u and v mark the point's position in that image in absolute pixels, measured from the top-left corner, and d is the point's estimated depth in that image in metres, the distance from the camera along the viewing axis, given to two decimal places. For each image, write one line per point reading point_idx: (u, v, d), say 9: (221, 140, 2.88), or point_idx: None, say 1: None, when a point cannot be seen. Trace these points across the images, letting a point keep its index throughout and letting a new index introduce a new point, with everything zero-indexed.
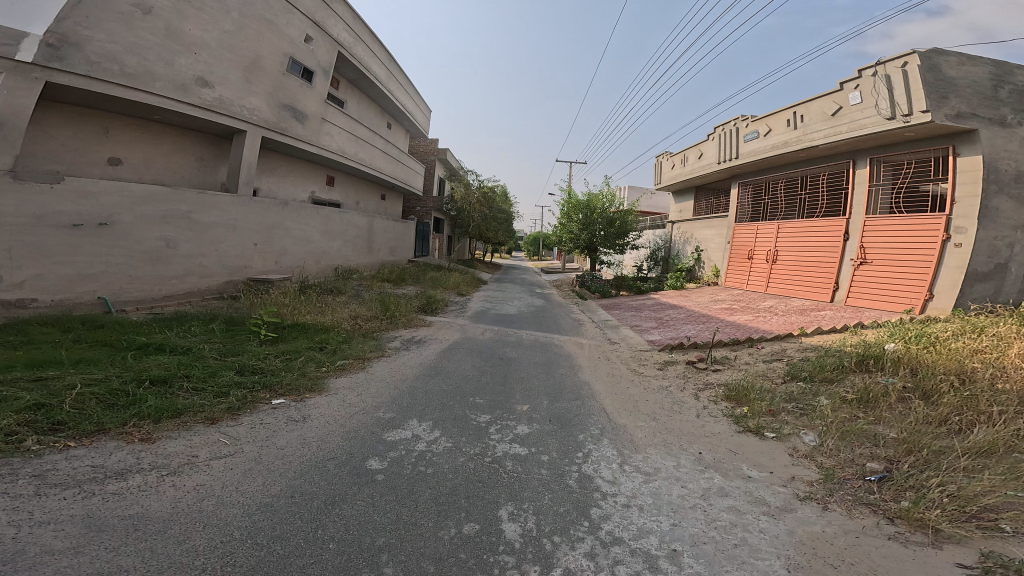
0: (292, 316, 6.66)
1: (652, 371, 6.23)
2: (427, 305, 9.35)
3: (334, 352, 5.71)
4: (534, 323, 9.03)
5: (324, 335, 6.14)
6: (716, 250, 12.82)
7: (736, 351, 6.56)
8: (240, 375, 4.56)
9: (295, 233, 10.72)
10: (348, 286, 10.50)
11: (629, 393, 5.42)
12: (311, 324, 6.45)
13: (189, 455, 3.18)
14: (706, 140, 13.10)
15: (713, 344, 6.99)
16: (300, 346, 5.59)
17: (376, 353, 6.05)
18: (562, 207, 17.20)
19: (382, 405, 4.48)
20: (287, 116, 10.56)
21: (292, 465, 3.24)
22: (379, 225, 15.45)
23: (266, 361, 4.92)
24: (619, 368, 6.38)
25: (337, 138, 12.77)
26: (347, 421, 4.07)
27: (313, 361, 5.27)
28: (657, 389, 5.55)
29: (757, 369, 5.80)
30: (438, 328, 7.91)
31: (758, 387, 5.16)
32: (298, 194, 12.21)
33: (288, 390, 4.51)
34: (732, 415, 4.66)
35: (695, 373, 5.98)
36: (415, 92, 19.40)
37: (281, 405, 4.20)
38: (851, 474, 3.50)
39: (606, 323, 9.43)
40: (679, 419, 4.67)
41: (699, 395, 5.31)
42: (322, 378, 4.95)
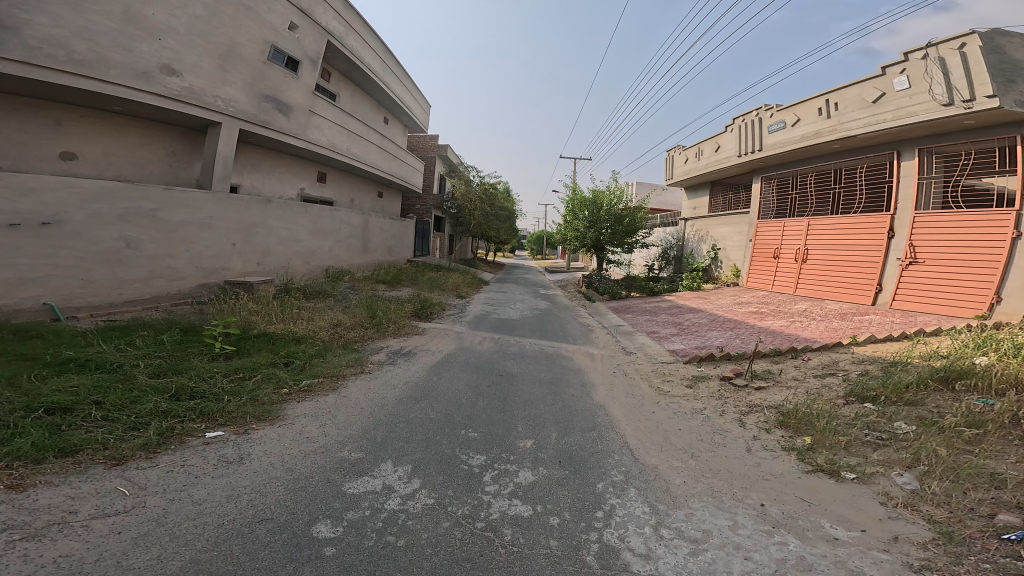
0: (260, 324, 5.79)
1: (680, 390, 5.27)
2: (422, 309, 8.44)
3: (300, 370, 4.82)
4: (538, 330, 8.11)
5: (293, 348, 5.28)
6: (736, 248, 11.80)
7: (780, 364, 5.60)
8: (174, 400, 3.71)
9: (279, 232, 9.83)
10: (338, 289, 9.63)
11: (657, 420, 4.48)
12: (280, 333, 5.59)
13: (63, 512, 2.36)
14: (724, 132, 12.09)
15: (749, 356, 6.01)
16: (259, 363, 4.70)
17: (354, 370, 5.14)
18: (567, 204, 16.23)
19: (350, 442, 3.59)
20: (269, 108, 9.70)
21: (204, 531, 2.37)
22: (375, 224, 14.57)
23: (209, 383, 4.03)
24: (639, 387, 5.44)
25: (326, 134, 11.91)
26: (299, 464, 3.18)
27: (271, 382, 4.38)
28: (689, 414, 4.61)
29: (813, 388, 4.83)
30: (432, 337, 7.01)
31: (817, 411, 4.21)
32: (284, 192, 11.40)
33: (230, 420, 3.63)
34: (794, 451, 3.72)
35: (733, 393, 5.03)
36: (413, 86, 18.50)
37: (216, 440, 3.34)
38: (976, 532, 2.53)
39: (620, 329, 8.47)
40: (723, 456, 3.74)
41: (746, 422, 4.36)
42: (278, 403, 4.08)
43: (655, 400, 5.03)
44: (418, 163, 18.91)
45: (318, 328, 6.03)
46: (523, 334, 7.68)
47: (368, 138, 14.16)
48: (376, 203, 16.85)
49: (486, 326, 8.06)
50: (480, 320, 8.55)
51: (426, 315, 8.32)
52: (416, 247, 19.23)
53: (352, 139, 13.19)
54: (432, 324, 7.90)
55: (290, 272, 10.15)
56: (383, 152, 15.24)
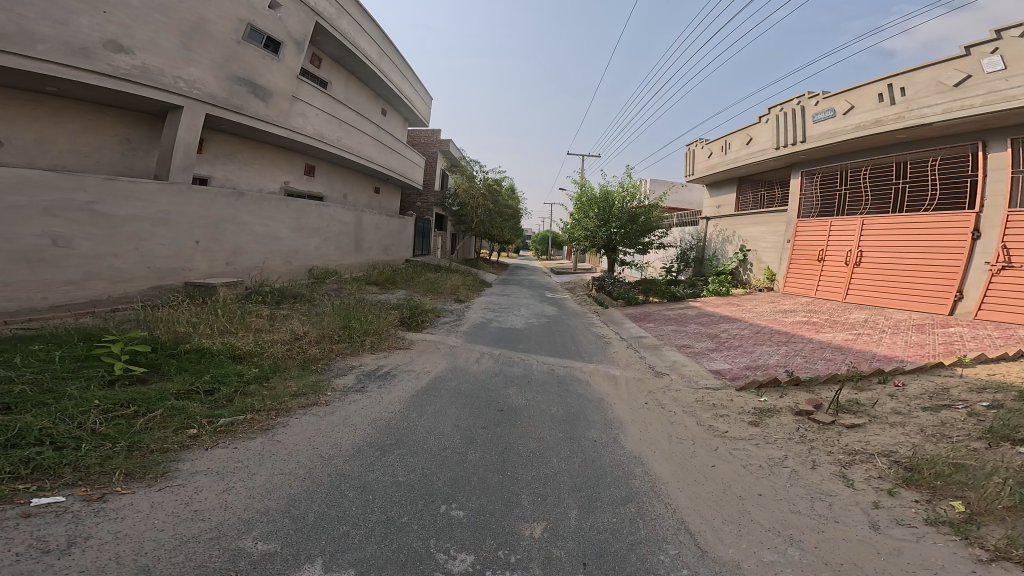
0: (195, 338, 4.57)
1: (743, 432, 3.99)
2: (410, 318, 7.18)
3: (224, 402, 3.62)
4: (545, 342, 6.89)
5: (230, 368, 4.12)
6: (768, 250, 10.56)
7: (867, 391, 4.36)
8: (8, 442, 2.58)
9: (253, 228, 8.44)
10: (320, 292, 8.44)
11: (724, 481, 3.21)
12: (217, 348, 4.45)
13: None
14: (758, 123, 10.77)
15: (825, 384, 4.69)
16: (168, 392, 3.50)
17: (305, 403, 3.90)
18: (575, 201, 14.98)
19: (270, 521, 2.41)
20: (243, 92, 8.44)
21: None
22: (371, 222, 13.34)
23: (73, 423, 2.85)
24: (686, 427, 4.15)
25: (313, 123, 10.54)
26: (166, 559, 2.02)
27: (174, 421, 3.19)
28: (762, 468, 3.37)
29: (930, 426, 3.60)
30: (421, 353, 5.76)
31: (957, 462, 3.00)
32: (268, 185, 10.19)
33: (84, 478, 2.50)
34: (946, 521, 2.54)
35: (816, 433, 3.81)
36: (413, 77, 17.30)
37: (42, 511, 2.20)
38: None
39: (645, 342, 7.17)
40: (838, 537, 2.51)
41: (853, 479, 3.11)
42: (173, 452, 2.91)
43: (712, 449, 3.74)
44: (419, 158, 17.71)
45: (267, 342, 4.81)
46: (530, 348, 6.43)
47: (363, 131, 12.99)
48: (374, 200, 15.66)
49: (487, 338, 6.81)
50: (479, 330, 7.30)
51: (417, 326, 7.06)
52: (415, 245, 18.03)
53: (346, 131, 11.97)
54: (423, 335, 6.65)
55: (271, 272, 8.96)
56: (380, 146, 14.05)
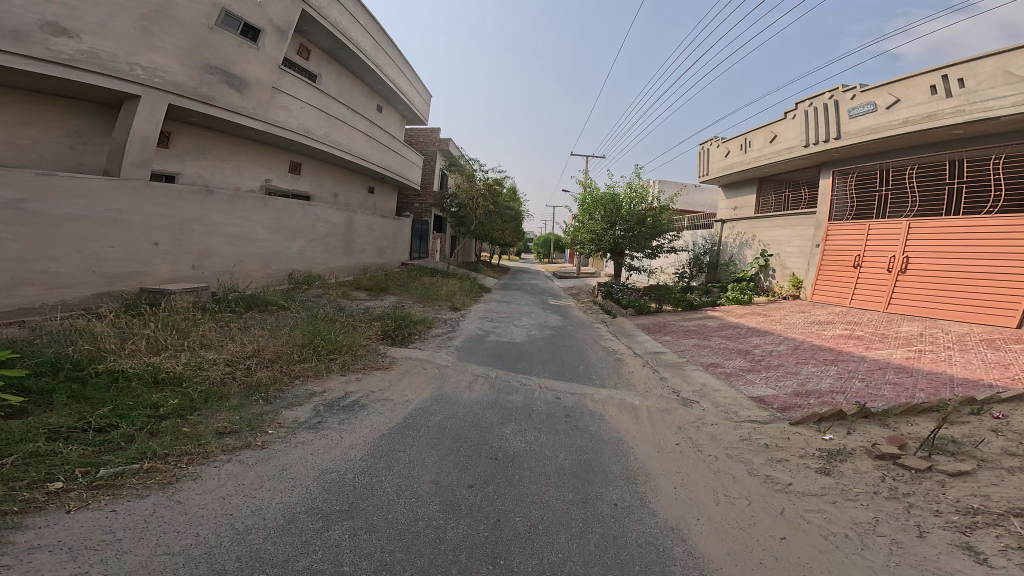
0: (113, 356, 3.71)
1: (812, 485, 3.08)
2: (395, 331, 6.25)
3: (119, 445, 2.77)
4: (550, 360, 6.01)
5: (141, 399, 3.25)
6: (795, 255, 9.73)
7: (958, 426, 3.50)
8: None
9: (225, 228, 7.54)
10: (299, 298, 7.58)
11: (802, 563, 2.31)
12: (134, 370, 3.59)
13: None
14: (782, 119, 9.93)
15: (905, 417, 3.79)
16: (39, 430, 2.66)
17: (233, 445, 3.02)
18: (579, 203, 14.08)
19: None
20: (216, 81, 7.56)
21: None
22: (365, 224, 12.44)
23: None
24: (735, 480, 3.24)
25: (303, 117, 9.76)
26: None
27: (30, 471, 2.35)
28: (847, 538, 2.48)
29: None
30: (405, 376, 4.87)
31: None
32: (249, 184, 9.33)
33: None
34: None
35: (909, 483, 2.96)
36: (412, 73, 16.46)
37: None
38: None
39: (664, 360, 6.25)
40: None
41: (986, 553, 2.22)
42: (10, 516, 2.07)
43: (775, 513, 2.81)
44: (417, 157, 16.82)
45: (202, 364, 3.92)
46: (532, 369, 5.50)
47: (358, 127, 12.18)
48: (372, 201, 14.80)
49: (483, 356, 5.87)
50: (475, 346, 6.38)
51: (404, 342, 6.09)
52: (412, 248, 17.15)
53: (338, 127, 11.08)
54: (410, 351, 5.73)
55: (250, 276, 8.11)
56: (375, 144, 13.15)
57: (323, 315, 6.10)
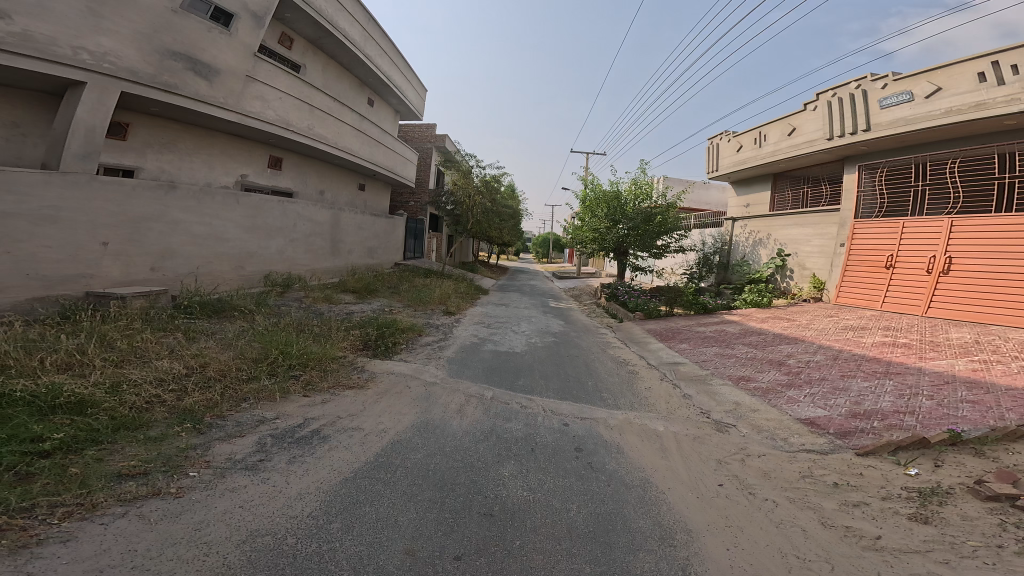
0: (5, 376, 2.94)
1: (909, 539, 2.39)
2: (378, 340, 5.45)
3: None
4: (555, 374, 5.24)
5: (16, 432, 2.45)
6: (816, 255, 9.02)
7: None
8: None
9: (191, 228, 6.77)
10: (274, 303, 6.81)
11: None
12: (23, 391, 2.82)
13: None
14: (801, 111, 9.22)
15: (1006, 445, 3.14)
16: None
17: (134, 493, 2.27)
18: (582, 200, 13.31)
19: None
20: (179, 69, 6.75)
21: None
22: (354, 223, 11.63)
23: None
24: (807, 536, 2.51)
25: (284, 109, 8.94)
26: None
27: None
28: None
29: None
30: (385, 397, 4.10)
31: None
32: (223, 181, 8.51)
33: None
34: None
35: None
36: (406, 66, 15.59)
37: None
38: None
39: (684, 372, 5.52)
40: None
41: None
42: None
43: None
44: (411, 154, 15.97)
45: (120, 386, 3.16)
46: (534, 388, 4.70)
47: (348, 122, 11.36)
48: (365, 200, 13.99)
49: (478, 372, 5.08)
50: (469, 357, 5.59)
51: (389, 352, 5.26)
52: (407, 247, 16.34)
53: (322, 120, 10.22)
54: (395, 364, 4.94)
55: (222, 279, 7.36)
56: (364, 139, 12.27)
57: (295, 323, 5.33)
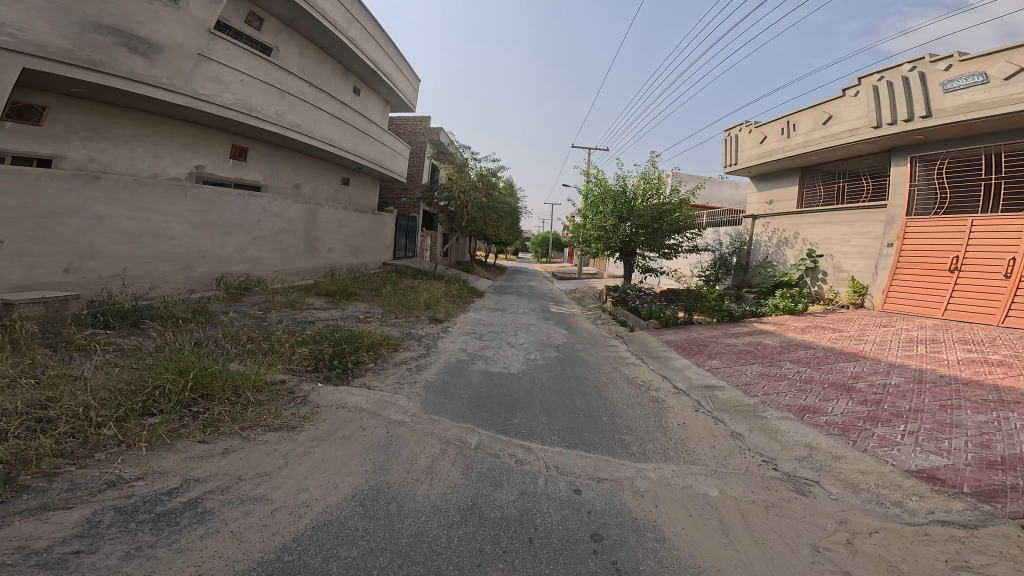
0: None
1: None
2: (333, 361, 4.26)
3: None
4: (557, 406, 4.06)
5: None
6: (855, 256, 7.90)
7: None
8: None
9: (125, 227, 5.61)
10: (219, 310, 5.66)
11: None
12: None
13: None
14: (839, 96, 8.14)
15: None
16: None
17: None
18: (585, 198, 12.15)
19: None
20: (110, 45, 5.51)
21: None
22: (335, 218, 10.14)
23: None
24: None
25: (252, 94, 7.63)
26: None
27: None
28: None
29: None
30: (326, 447, 2.93)
31: None
32: (174, 172, 7.11)
33: None
34: None
35: None
36: (397, 54, 13.43)
37: None
38: None
39: (725, 402, 4.42)
40: None
41: None
42: None
43: None
44: (405, 148, 14.43)
45: None
46: (534, 432, 3.51)
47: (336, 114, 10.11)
48: (352, 195, 12.42)
49: (461, 405, 3.89)
50: (452, 382, 4.41)
51: (349, 377, 4.09)
52: (400, 246, 15.14)
53: (295, 106, 8.71)
54: (352, 393, 3.78)
55: (171, 283, 6.24)
56: (348, 128, 10.72)
57: (226, 343, 4.19)
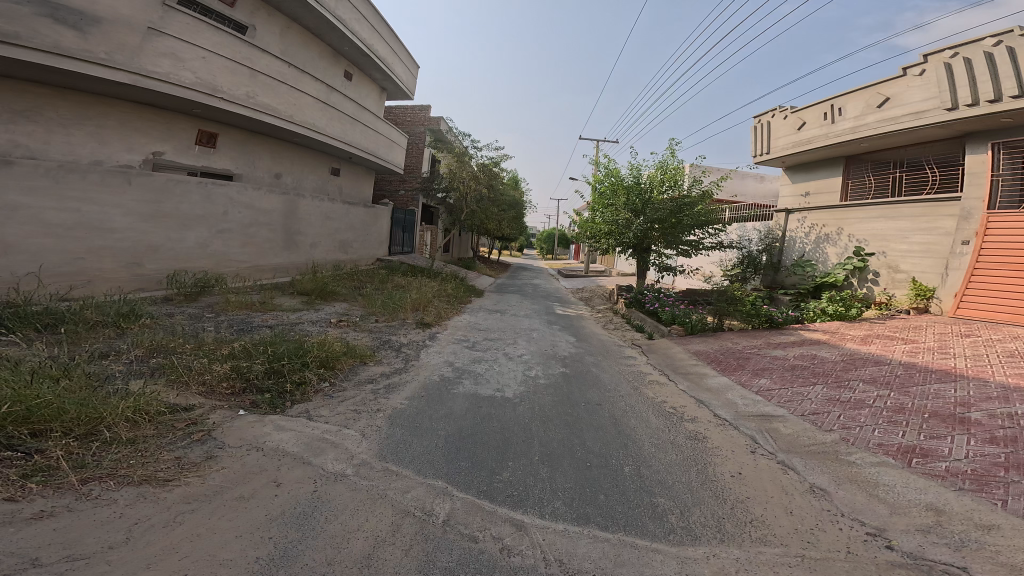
0: None
1: None
2: (269, 384, 3.29)
3: None
4: (563, 451, 3.01)
5: None
6: (919, 253, 6.70)
7: None
8: None
9: (48, 221, 4.73)
10: (159, 313, 4.73)
11: None
12: None
13: None
14: (899, 75, 6.98)
15: None
16: None
17: None
18: (594, 189, 11.02)
19: None
20: (27, 11, 4.62)
21: None
22: (320, 211, 9.19)
23: None
24: None
25: (219, 75, 6.69)
26: None
27: None
28: None
29: None
30: (203, 515, 2.01)
31: None
32: (124, 160, 6.23)
33: None
34: None
35: None
36: (393, 37, 12.45)
37: None
38: None
39: (793, 443, 3.36)
40: None
41: None
42: None
43: None
44: (402, 138, 13.46)
45: None
46: (530, 497, 2.46)
47: (322, 100, 9.16)
48: (343, 187, 11.49)
49: (435, 452, 2.86)
50: (428, 414, 3.37)
51: (285, 405, 3.14)
52: (397, 243, 14.18)
53: (271, 88, 7.71)
54: (279, 429, 2.83)
55: (112, 282, 5.32)
56: (336, 115, 9.69)
57: (119, 363, 3.22)
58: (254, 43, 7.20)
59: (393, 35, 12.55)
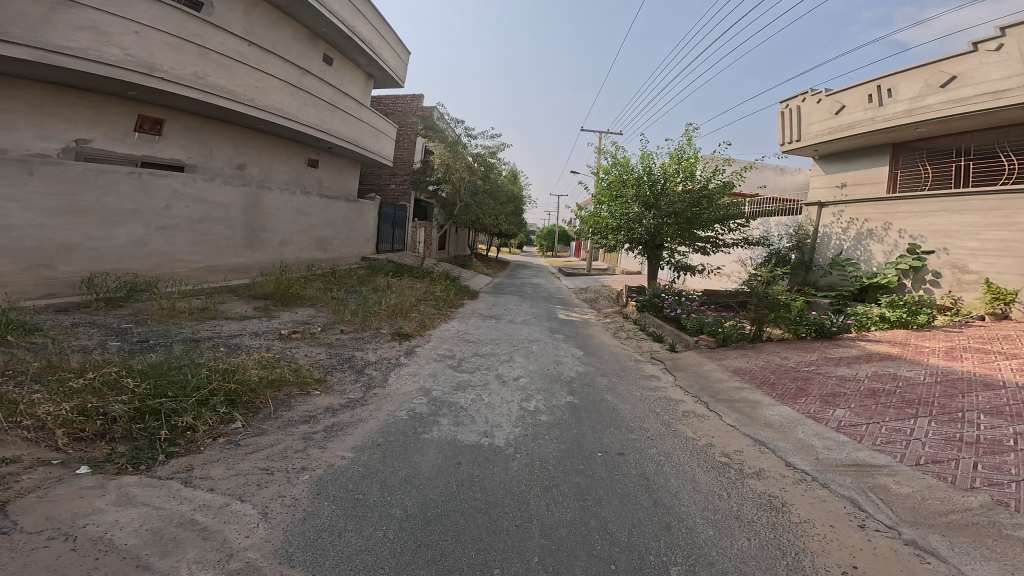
0: None
1: None
2: (135, 438, 2.26)
3: None
4: (580, 548, 1.91)
5: None
6: (995, 246, 5.63)
7: None
8: None
9: None
10: (49, 325, 3.68)
11: None
12: None
13: None
14: (969, 51, 5.97)
15: None
16: None
17: None
18: (600, 181, 9.93)
19: None
20: None
21: None
22: (291, 206, 8.14)
23: None
24: None
25: (158, 55, 5.66)
26: None
27: None
28: None
29: None
30: None
31: None
32: (38, 149, 5.24)
33: None
34: None
35: None
36: (377, 19, 11.39)
37: None
38: None
39: (917, 511, 2.26)
40: None
41: None
42: None
43: None
44: (391, 128, 12.42)
45: None
46: None
47: (295, 82, 8.11)
48: (322, 180, 10.46)
49: (372, 551, 1.77)
50: (378, 481, 2.28)
51: (152, 462, 2.14)
52: (386, 242, 13.12)
53: (226, 68, 6.65)
54: (122, 504, 1.81)
55: (9, 289, 4.30)
56: (311, 101, 8.63)
57: None
58: (205, 19, 6.14)
59: (378, 16, 11.49)
